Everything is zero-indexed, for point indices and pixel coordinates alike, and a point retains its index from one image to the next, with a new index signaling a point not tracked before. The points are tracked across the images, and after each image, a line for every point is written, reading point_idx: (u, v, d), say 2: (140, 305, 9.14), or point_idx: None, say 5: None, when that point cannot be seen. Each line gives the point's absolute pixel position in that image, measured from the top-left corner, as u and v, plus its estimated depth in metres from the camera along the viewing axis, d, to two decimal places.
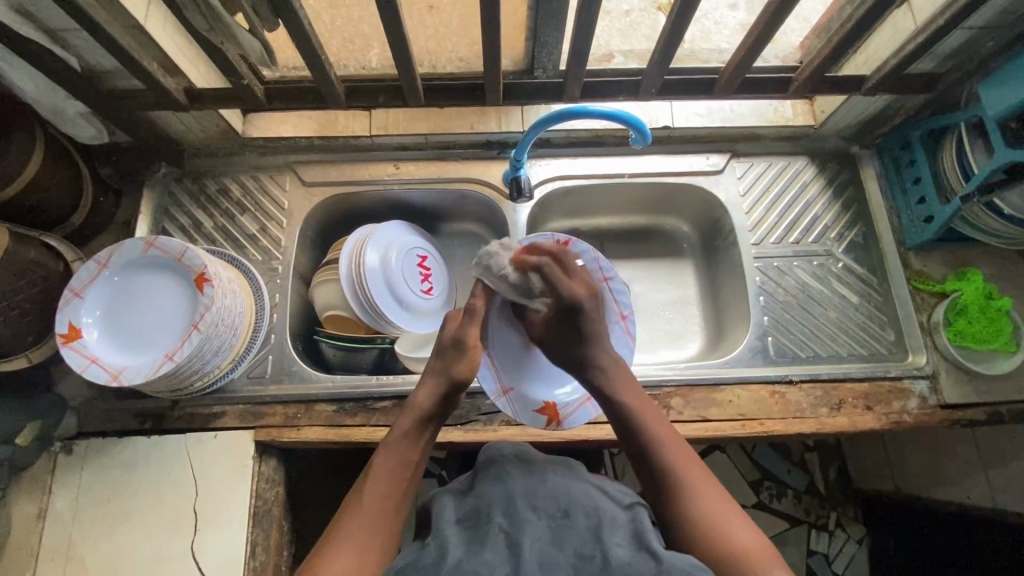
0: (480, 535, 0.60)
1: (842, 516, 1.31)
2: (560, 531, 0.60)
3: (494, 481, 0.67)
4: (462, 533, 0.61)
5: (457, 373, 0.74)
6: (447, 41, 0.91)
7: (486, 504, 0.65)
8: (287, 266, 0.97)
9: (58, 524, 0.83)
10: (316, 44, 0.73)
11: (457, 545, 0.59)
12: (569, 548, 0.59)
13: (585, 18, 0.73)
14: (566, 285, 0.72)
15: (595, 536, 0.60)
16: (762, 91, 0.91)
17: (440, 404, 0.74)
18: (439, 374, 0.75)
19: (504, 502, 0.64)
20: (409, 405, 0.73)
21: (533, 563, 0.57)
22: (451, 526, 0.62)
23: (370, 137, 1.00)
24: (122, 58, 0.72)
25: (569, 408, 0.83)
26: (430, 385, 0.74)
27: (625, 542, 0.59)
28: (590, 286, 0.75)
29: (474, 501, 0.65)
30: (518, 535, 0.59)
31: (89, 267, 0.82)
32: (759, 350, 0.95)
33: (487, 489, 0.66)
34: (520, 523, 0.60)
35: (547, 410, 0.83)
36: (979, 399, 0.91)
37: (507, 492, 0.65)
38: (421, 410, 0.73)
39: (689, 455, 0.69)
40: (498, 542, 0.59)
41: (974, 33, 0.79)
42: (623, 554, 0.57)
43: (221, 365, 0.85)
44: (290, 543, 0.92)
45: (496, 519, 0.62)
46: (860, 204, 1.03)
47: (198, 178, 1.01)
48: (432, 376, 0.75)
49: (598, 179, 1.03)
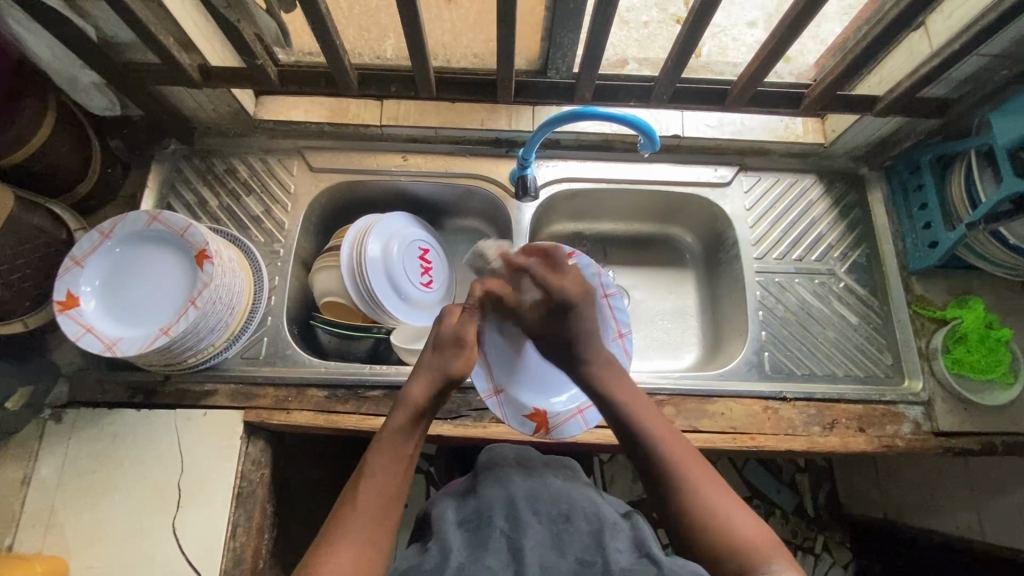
0: (481, 539, 0.61)
1: (829, 540, 1.30)
2: (561, 536, 0.61)
3: (495, 485, 0.68)
4: (464, 537, 0.62)
5: (452, 368, 0.74)
6: (462, 36, 0.91)
7: (486, 505, 0.65)
8: (289, 250, 0.97)
9: (41, 491, 0.83)
10: (332, 29, 0.73)
11: (461, 548, 0.59)
12: (570, 554, 0.59)
13: (601, 21, 0.73)
14: (554, 283, 0.78)
15: (596, 543, 0.60)
16: (775, 106, 0.91)
17: (433, 399, 0.73)
18: (425, 368, 0.74)
19: (505, 505, 0.64)
20: (400, 402, 0.72)
21: (534, 566, 0.57)
22: (454, 529, 0.63)
23: (380, 127, 1.00)
24: (140, 31, 0.73)
25: (558, 419, 0.84)
26: (425, 380, 0.73)
27: (627, 549, 0.60)
28: (583, 286, 0.80)
29: (476, 503, 0.66)
30: (520, 538, 0.60)
31: (92, 236, 0.82)
32: (755, 364, 0.94)
33: (488, 493, 0.67)
34: (520, 527, 0.61)
35: (537, 417, 0.83)
36: (973, 427, 0.90)
37: (508, 496, 0.65)
38: (416, 405, 0.72)
39: (686, 448, 0.70)
40: (500, 547, 0.59)
41: (988, 60, 0.79)
42: (623, 561, 0.58)
43: (216, 343, 0.85)
44: (272, 526, 0.92)
45: (498, 523, 0.62)
46: (865, 225, 1.02)
47: (206, 157, 1.01)
48: (426, 372, 0.74)
49: (604, 183, 1.03)
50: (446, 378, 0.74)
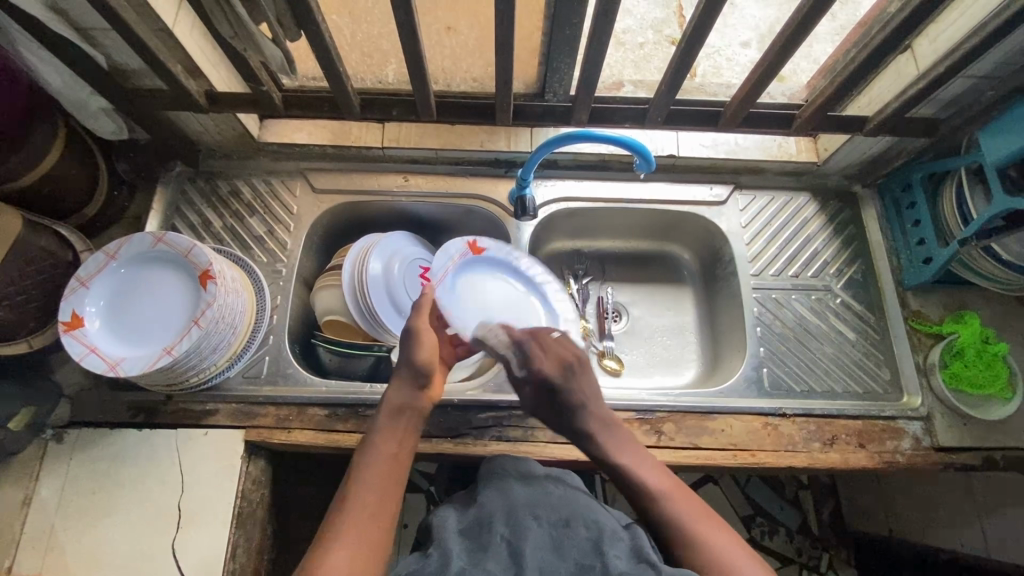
0: (481, 544, 0.62)
1: (834, 558, 1.29)
2: (560, 540, 0.62)
3: (495, 493, 0.69)
4: (464, 543, 0.63)
5: (416, 358, 0.74)
6: (462, 62, 0.94)
7: (487, 512, 0.66)
8: (290, 269, 0.98)
9: (41, 513, 0.83)
10: (335, 56, 0.76)
11: (461, 555, 0.60)
12: (569, 559, 0.60)
13: (597, 46, 0.76)
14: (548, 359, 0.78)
15: (595, 548, 0.61)
16: (768, 126, 0.93)
17: (413, 395, 0.73)
18: (402, 369, 0.75)
19: (506, 512, 0.65)
20: (382, 406, 0.72)
21: (534, 568, 0.59)
22: (454, 535, 0.63)
23: (381, 148, 1.02)
24: (149, 60, 0.75)
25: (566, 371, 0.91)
26: (401, 381, 0.74)
27: (626, 556, 0.60)
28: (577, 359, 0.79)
29: (477, 511, 0.66)
30: (520, 543, 0.61)
31: (98, 257, 0.83)
32: (754, 381, 0.95)
33: (489, 501, 0.68)
34: (521, 533, 0.62)
35: None
36: (973, 443, 0.91)
37: (509, 503, 0.66)
38: (395, 405, 0.72)
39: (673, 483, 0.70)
40: (500, 551, 0.61)
41: (974, 82, 0.81)
42: (623, 567, 0.59)
43: (218, 362, 0.86)
44: (271, 546, 0.91)
45: (498, 528, 0.63)
46: (860, 242, 1.04)
47: (211, 179, 1.03)
48: (397, 375, 0.75)
49: (601, 203, 1.05)
50: (413, 372, 0.74)
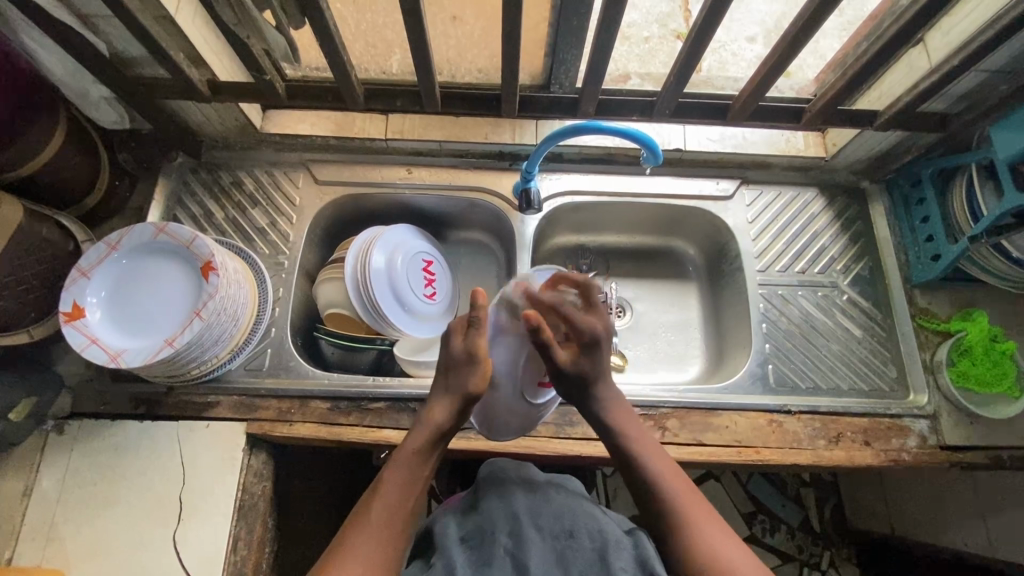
0: (485, 558, 0.62)
1: (835, 555, 1.28)
2: (564, 555, 0.62)
3: (496, 498, 0.69)
4: (468, 556, 0.63)
5: (470, 387, 0.70)
6: (466, 52, 0.92)
7: (489, 521, 0.66)
8: (293, 261, 0.98)
9: (42, 504, 0.82)
10: (339, 44, 0.74)
11: (465, 569, 0.61)
12: (574, 572, 0.61)
13: (604, 38, 0.75)
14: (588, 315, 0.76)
15: (599, 561, 0.61)
16: (777, 119, 0.92)
17: (456, 420, 0.71)
18: (452, 390, 0.71)
19: (507, 521, 0.66)
20: (422, 423, 0.71)
21: None
22: (456, 546, 0.64)
23: (385, 141, 1.01)
24: (152, 48, 0.74)
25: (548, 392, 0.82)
26: (444, 401, 0.71)
27: (631, 569, 0.61)
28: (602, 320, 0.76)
29: (479, 519, 0.67)
30: (523, 557, 0.61)
31: (100, 247, 0.82)
32: (760, 377, 0.94)
33: (490, 508, 0.68)
34: (524, 545, 0.62)
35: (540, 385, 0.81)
36: (979, 441, 0.90)
37: (510, 511, 0.66)
38: (434, 427, 0.70)
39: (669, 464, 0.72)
40: (504, 564, 0.61)
41: (987, 76, 0.80)
42: None
43: (220, 354, 0.85)
44: (272, 540, 0.91)
45: (501, 540, 0.64)
46: (867, 238, 1.03)
47: (213, 170, 1.02)
48: (445, 391, 0.72)
49: (605, 197, 1.04)
50: (464, 400, 0.71)
